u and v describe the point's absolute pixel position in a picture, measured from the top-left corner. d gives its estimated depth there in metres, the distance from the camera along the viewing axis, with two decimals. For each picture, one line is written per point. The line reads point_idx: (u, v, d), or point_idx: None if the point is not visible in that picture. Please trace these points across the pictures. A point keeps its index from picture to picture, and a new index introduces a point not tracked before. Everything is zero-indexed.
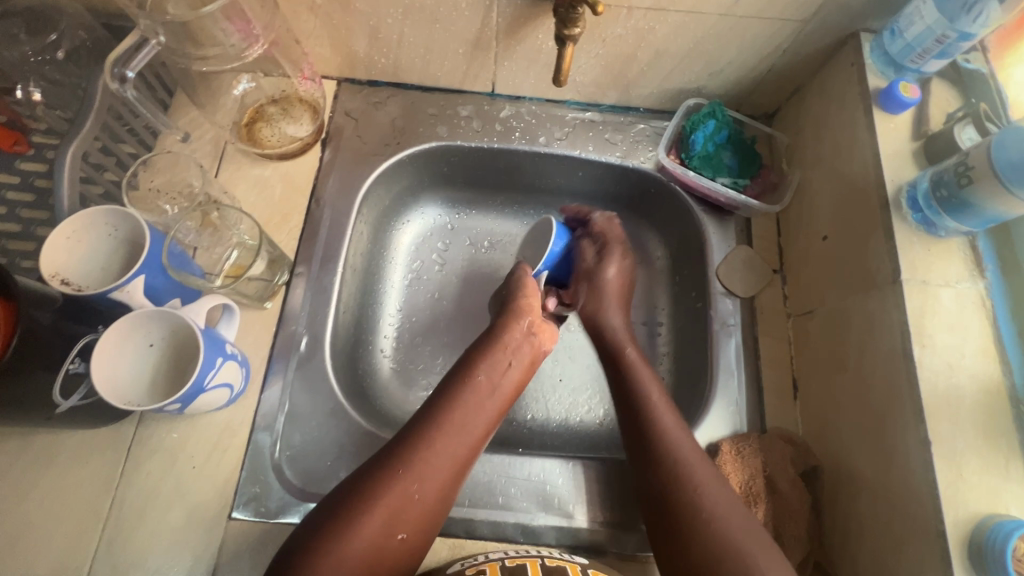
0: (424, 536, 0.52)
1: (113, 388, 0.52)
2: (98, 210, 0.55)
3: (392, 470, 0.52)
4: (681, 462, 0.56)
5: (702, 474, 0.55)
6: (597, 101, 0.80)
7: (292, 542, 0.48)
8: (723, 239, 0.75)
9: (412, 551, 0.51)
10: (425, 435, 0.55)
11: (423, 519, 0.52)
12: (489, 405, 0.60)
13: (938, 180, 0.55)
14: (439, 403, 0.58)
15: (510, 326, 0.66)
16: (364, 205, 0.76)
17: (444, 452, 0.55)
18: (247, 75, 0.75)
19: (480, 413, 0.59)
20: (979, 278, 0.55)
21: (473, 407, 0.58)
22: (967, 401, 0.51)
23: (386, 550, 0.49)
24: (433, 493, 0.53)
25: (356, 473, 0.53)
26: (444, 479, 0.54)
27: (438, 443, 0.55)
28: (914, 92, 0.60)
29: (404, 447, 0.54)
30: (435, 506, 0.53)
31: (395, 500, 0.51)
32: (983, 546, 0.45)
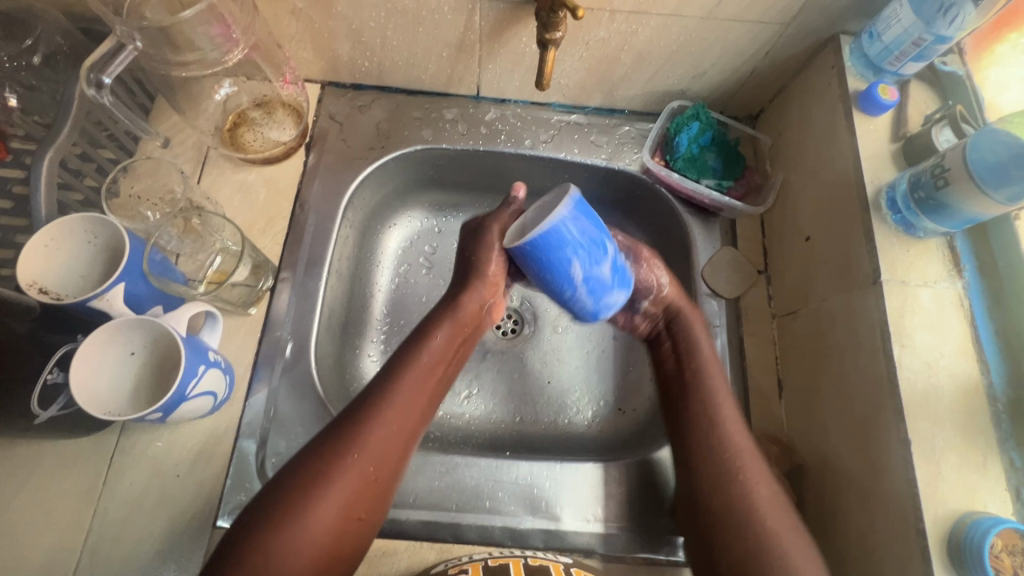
0: (377, 512, 0.52)
1: (92, 399, 0.51)
2: (76, 218, 0.54)
3: (343, 448, 0.51)
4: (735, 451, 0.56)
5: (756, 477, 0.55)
6: (582, 103, 0.80)
7: (241, 526, 0.48)
8: (708, 241, 0.75)
9: (368, 526, 0.52)
10: (375, 411, 0.54)
11: (372, 499, 0.52)
12: (434, 380, 0.59)
13: (916, 181, 0.55)
14: (391, 378, 0.57)
15: (467, 299, 0.63)
16: (350, 209, 0.76)
17: (397, 429, 0.54)
18: (229, 80, 0.74)
19: (429, 386, 0.58)
20: (957, 278, 0.56)
21: (421, 379, 0.58)
22: (946, 400, 0.51)
23: (341, 529, 0.50)
24: (386, 469, 0.53)
25: (302, 453, 0.52)
26: (396, 455, 0.54)
27: (391, 419, 0.54)
28: (892, 94, 0.61)
29: (353, 423, 0.53)
30: (387, 481, 0.53)
31: (344, 484, 0.50)
32: (962, 543, 0.46)
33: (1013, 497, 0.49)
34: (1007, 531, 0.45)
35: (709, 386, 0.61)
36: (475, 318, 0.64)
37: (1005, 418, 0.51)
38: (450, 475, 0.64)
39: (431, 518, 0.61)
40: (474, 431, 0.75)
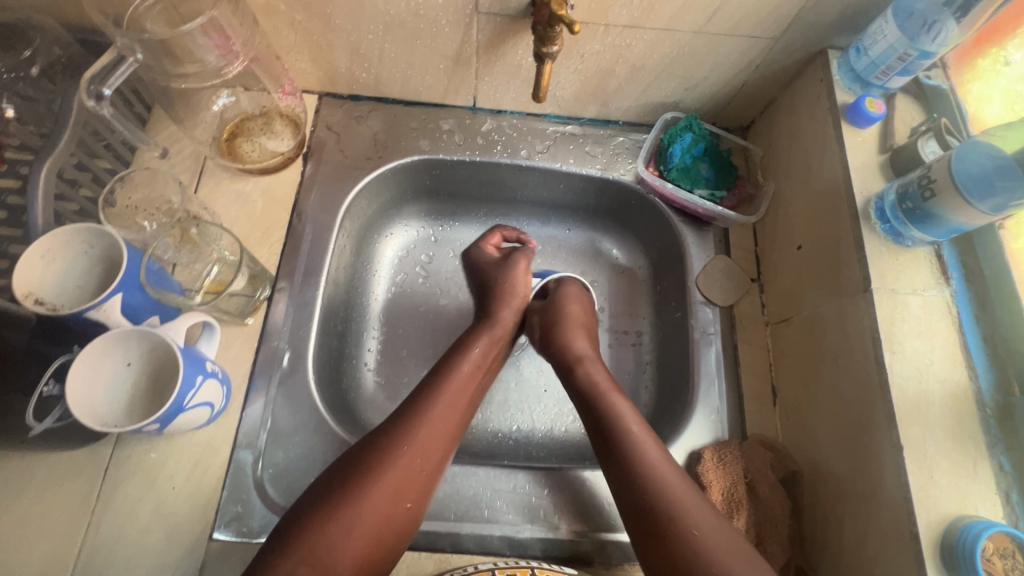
0: (425, 500, 0.53)
1: (88, 409, 0.51)
2: (72, 228, 0.54)
3: (394, 436, 0.54)
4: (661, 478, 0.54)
5: (685, 496, 0.53)
6: (577, 114, 0.81)
7: (296, 515, 0.49)
8: (702, 249, 0.76)
9: (415, 514, 0.52)
10: (422, 405, 0.57)
11: (424, 486, 0.53)
12: (478, 381, 0.62)
13: (903, 192, 0.57)
14: (436, 380, 0.60)
15: (502, 313, 0.69)
16: (347, 219, 0.76)
17: (442, 426, 0.56)
18: (228, 90, 0.74)
19: (472, 388, 0.61)
20: (945, 286, 0.58)
21: (467, 379, 0.61)
22: (936, 405, 0.52)
23: (393, 515, 0.51)
24: (434, 457, 0.55)
25: (356, 446, 0.54)
26: (442, 444, 0.56)
27: (436, 415, 0.57)
28: (879, 107, 0.62)
29: (405, 414, 0.56)
30: (436, 470, 0.55)
31: (400, 471, 0.52)
32: (954, 547, 0.47)
33: (1002, 501, 0.50)
34: (998, 534, 0.46)
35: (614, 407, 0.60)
36: (506, 329, 0.69)
37: (994, 422, 0.52)
38: (448, 484, 0.64)
39: (429, 529, 0.61)
40: (470, 439, 0.75)
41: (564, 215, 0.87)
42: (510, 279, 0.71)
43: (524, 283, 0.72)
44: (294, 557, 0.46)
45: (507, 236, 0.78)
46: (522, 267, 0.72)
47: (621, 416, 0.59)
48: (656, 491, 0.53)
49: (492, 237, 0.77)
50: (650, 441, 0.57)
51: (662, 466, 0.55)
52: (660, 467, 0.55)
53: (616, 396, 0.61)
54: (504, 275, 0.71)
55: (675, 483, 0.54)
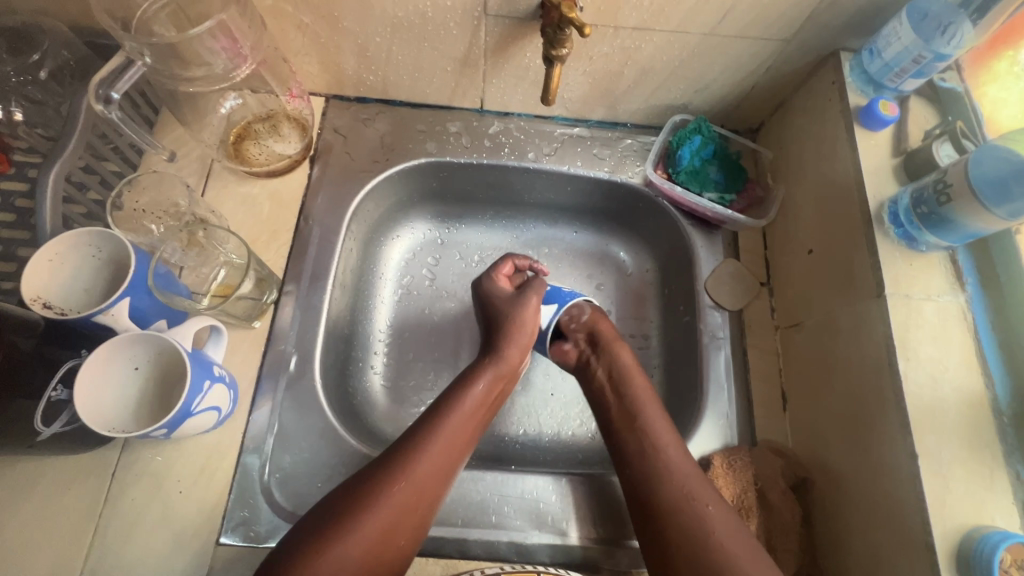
0: (424, 526, 0.53)
1: (95, 414, 0.51)
2: (81, 231, 0.54)
3: (398, 462, 0.54)
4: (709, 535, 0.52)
5: (719, 529, 0.53)
6: (585, 116, 0.80)
7: (287, 550, 0.48)
8: (711, 253, 0.76)
9: (412, 539, 0.53)
10: (421, 444, 0.56)
11: (417, 528, 0.53)
12: (479, 417, 0.61)
13: (918, 196, 0.56)
14: (437, 415, 0.58)
15: (508, 348, 0.67)
16: (354, 221, 0.76)
17: (440, 468, 0.55)
18: (234, 93, 0.74)
19: (473, 426, 0.60)
20: (960, 291, 0.57)
21: (474, 405, 0.61)
22: (951, 413, 0.51)
23: (391, 539, 0.51)
24: (428, 495, 0.54)
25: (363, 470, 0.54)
26: (445, 471, 0.56)
27: (435, 455, 0.55)
28: (892, 110, 0.61)
29: (413, 442, 0.56)
30: (438, 496, 0.55)
31: (393, 513, 0.51)
32: (971, 558, 0.46)
33: (1019, 511, 0.49)
34: (1016, 545, 0.45)
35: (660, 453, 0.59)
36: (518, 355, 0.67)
37: (1010, 431, 0.51)
38: (455, 490, 0.64)
39: (436, 534, 0.61)
40: (476, 444, 0.74)
41: (572, 218, 0.86)
42: (517, 315, 0.69)
43: (534, 312, 0.70)
44: None
45: (518, 265, 0.76)
46: (533, 304, 0.70)
47: (641, 449, 0.60)
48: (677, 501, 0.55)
49: (505, 266, 0.74)
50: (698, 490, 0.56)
51: (710, 519, 0.53)
52: (682, 478, 0.57)
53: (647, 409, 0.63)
54: (514, 313, 0.69)
55: (706, 501, 0.55)
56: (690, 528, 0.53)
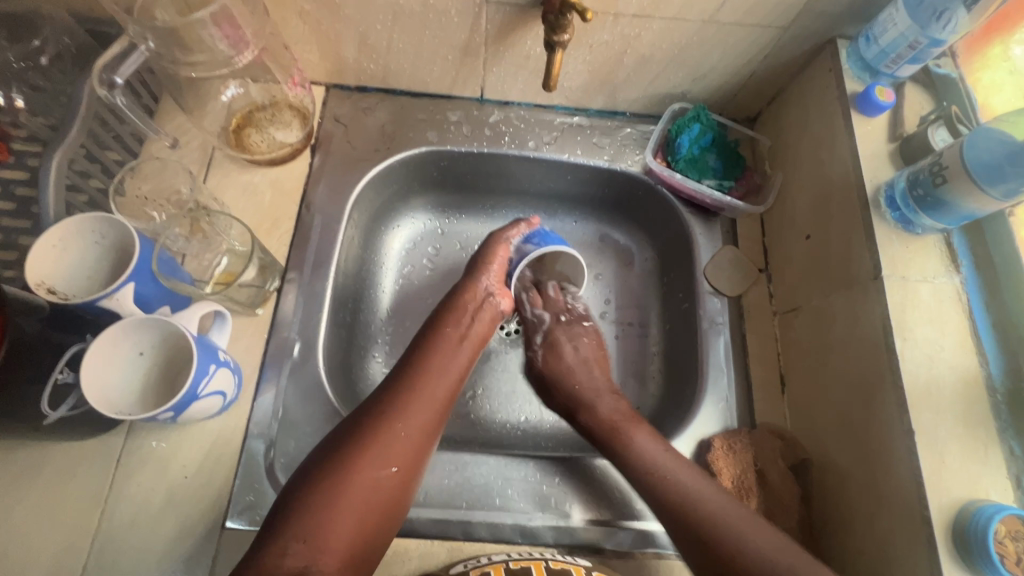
0: (414, 472, 0.54)
1: (102, 397, 0.51)
2: (84, 217, 0.54)
3: (373, 415, 0.55)
4: (679, 484, 0.57)
5: (694, 488, 0.57)
6: (585, 106, 0.81)
7: (287, 495, 0.49)
8: (710, 240, 0.77)
9: (402, 486, 0.53)
10: (403, 379, 0.58)
11: (411, 453, 0.54)
12: (460, 351, 0.64)
13: (914, 180, 0.57)
14: (415, 354, 0.62)
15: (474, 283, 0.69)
16: (355, 210, 0.76)
17: (425, 396, 0.58)
18: (236, 81, 0.72)
19: (455, 359, 0.63)
20: (955, 273, 0.58)
21: (448, 357, 0.62)
22: (947, 390, 0.52)
23: (381, 484, 0.51)
24: (418, 424, 0.56)
25: (335, 430, 0.54)
26: (426, 418, 0.57)
27: (419, 384, 0.58)
28: (889, 95, 0.62)
29: (386, 396, 0.57)
30: (421, 441, 0.55)
31: (383, 440, 0.53)
32: (967, 531, 0.47)
33: (1014, 485, 0.50)
34: (1010, 517, 0.46)
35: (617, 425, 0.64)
36: (483, 300, 0.69)
37: (1004, 408, 0.52)
38: (459, 473, 0.64)
39: (440, 517, 0.61)
40: (478, 431, 0.75)
41: (571, 207, 0.87)
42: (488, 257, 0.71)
43: (502, 262, 0.71)
44: (283, 536, 0.46)
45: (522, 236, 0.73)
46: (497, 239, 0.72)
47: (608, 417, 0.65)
48: (701, 516, 0.54)
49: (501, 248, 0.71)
50: (651, 446, 0.61)
51: (677, 472, 0.58)
52: (699, 497, 0.56)
53: (634, 427, 0.63)
54: (484, 253, 0.71)
55: (691, 485, 0.57)
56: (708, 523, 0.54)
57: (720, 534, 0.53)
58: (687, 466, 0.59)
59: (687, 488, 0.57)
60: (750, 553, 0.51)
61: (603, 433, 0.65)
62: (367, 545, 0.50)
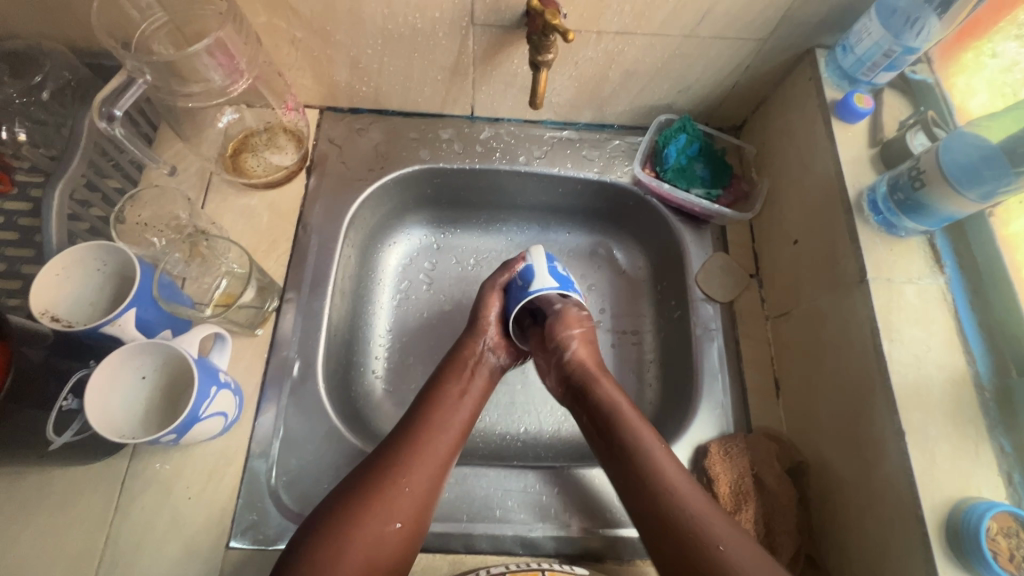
0: (419, 527, 0.54)
1: (106, 422, 0.52)
2: (87, 246, 0.55)
3: (379, 472, 0.55)
4: (678, 493, 0.53)
5: (696, 502, 0.53)
6: (573, 120, 0.83)
7: (294, 548, 0.50)
8: (700, 247, 0.78)
9: (408, 541, 0.53)
10: (410, 437, 0.58)
11: (417, 511, 0.54)
12: (464, 408, 0.63)
13: (894, 183, 0.58)
14: (419, 410, 0.62)
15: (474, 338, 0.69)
16: (351, 229, 0.77)
17: (430, 456, 0.57)
18: (232, 107, 0.76)
19: (459, 416, 0.62)
20: (939, 274, 0.59)
21: (451, 412, 0.62)
22: (935, 389, 0.53)
23: (386, 541, 0.52)
24: (425, 484, 0.56)
25: (338, 488, 0.54)
26: (428, 475, 0.56)
27: (425, 442, 0.58)
28: (867, 102, 0.64)
29: (390, 452, 0.57)
30: (425, 497, 0.55)
31: (388, 500, 0.53)
32: (959, 529, 0.48)
33: (1004, 482, 0.50)
34: (1001, 514, 0.47)
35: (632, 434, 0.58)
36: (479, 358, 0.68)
37: (992, 404, 0.53)
38: (459, 486, 0.65)
39: (442, 530, 0.62)
40: (478, 443, 0.76)
41: (564, 219, 0.89)
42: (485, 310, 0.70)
43: (498, 312, 0.71)
44: None
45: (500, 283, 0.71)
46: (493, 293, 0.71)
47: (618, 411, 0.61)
48: (686, 525, 0.51)
49: (491, 301, 0.70)
50: (666, 457, 0.56)
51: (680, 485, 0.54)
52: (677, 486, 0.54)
53: (647, 432, 0.59)
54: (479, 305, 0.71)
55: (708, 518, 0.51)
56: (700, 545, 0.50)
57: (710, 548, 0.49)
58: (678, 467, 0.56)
59: (696, 504, 0.52)
60: (728, 560, 0.48)
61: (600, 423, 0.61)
62: None
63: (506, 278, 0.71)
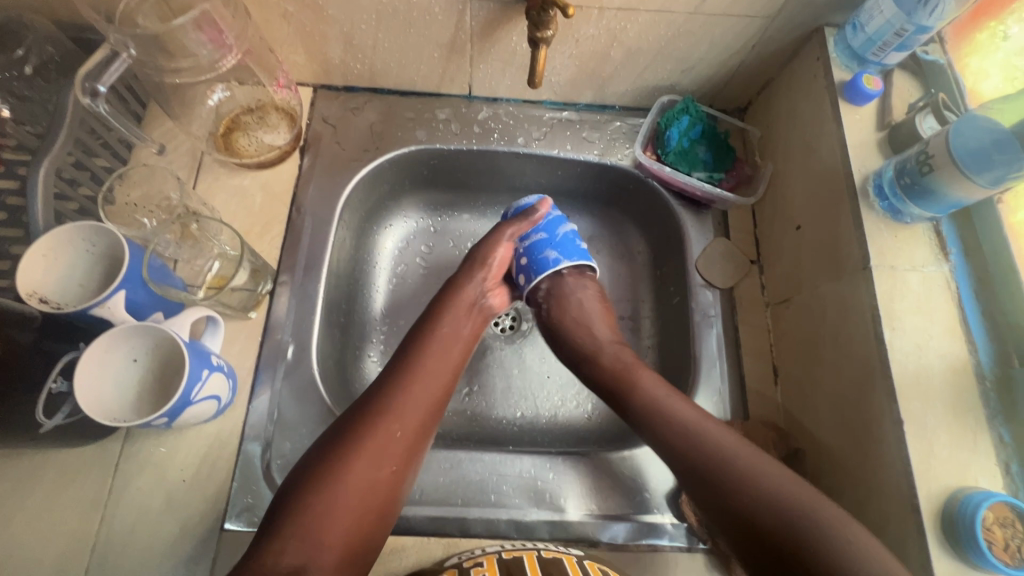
0: (409, 469, 0.54)
1: (97, 405, 0.52)
2: (75, 227, 0.54)
3: (369, 415, 0.54)
4: (704, 437, 0.56)
5: (727, 443, 0.55)
6: (573, 100, 0.81)
7: (283, 495, 0.49)
8: (701, 232, 0.77)
9: (397, 485, 0.53)
10: (398, 381, 0.58)
11: (408, 452, 0.54)
12: (454, 351, 0.64)
13: (901, 168, 0.57)
14: (408, 354, 0.61)
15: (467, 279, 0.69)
16: (346, 211, 0.76)
17: (421, 399, 0.57)
18: (222, 85, 0.73)
19: (450, 359, 0.62)
20: (944, 261, 0.58)
21: (441, 357, 0.62)
22: (936, 378, 0.53)
23: (379, 483, 0.51)
24: (416, 426, 0.55)
25: (328, 432, 0.53)
26: (419, 418, 0.56)
27: (415, 386, 0.58)
28: (876, 83, 0.62)
29: (378, 396, 0.56)
30: (416, 440, 0.55)
31: (378, 441, 0.53)
32: (955, 518, 0.47)
33: (1003, 472, 0.50)
34: (997, 504, 0.47)
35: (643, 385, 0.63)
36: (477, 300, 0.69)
37: (993, 394, 0.52)
38: (455, 470, 0.65)
39: (437, 514, 0.62)
40: (474, 427, 0.76)
41: (563, 202, 0.87)
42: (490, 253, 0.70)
43: (502, 259, 0.71)
44: (282, 536, 0.46)
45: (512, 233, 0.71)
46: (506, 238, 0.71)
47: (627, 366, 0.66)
48: (718, 463, 0.53)
49: (503, 248, 0.71)
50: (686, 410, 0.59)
51: (702, 425, 0.57)
52: (708, 438, 0.56)
53: (646, 376, 0.64)
54: (486, 244, 0.71)
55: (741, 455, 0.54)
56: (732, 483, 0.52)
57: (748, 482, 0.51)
58: (711, 422, 0.58)
59: (726, 446, 0.55)
60: (773, 497, 0.50)
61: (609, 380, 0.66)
62: (364, 547, 0.50)
63: (518, 227, 0.71)
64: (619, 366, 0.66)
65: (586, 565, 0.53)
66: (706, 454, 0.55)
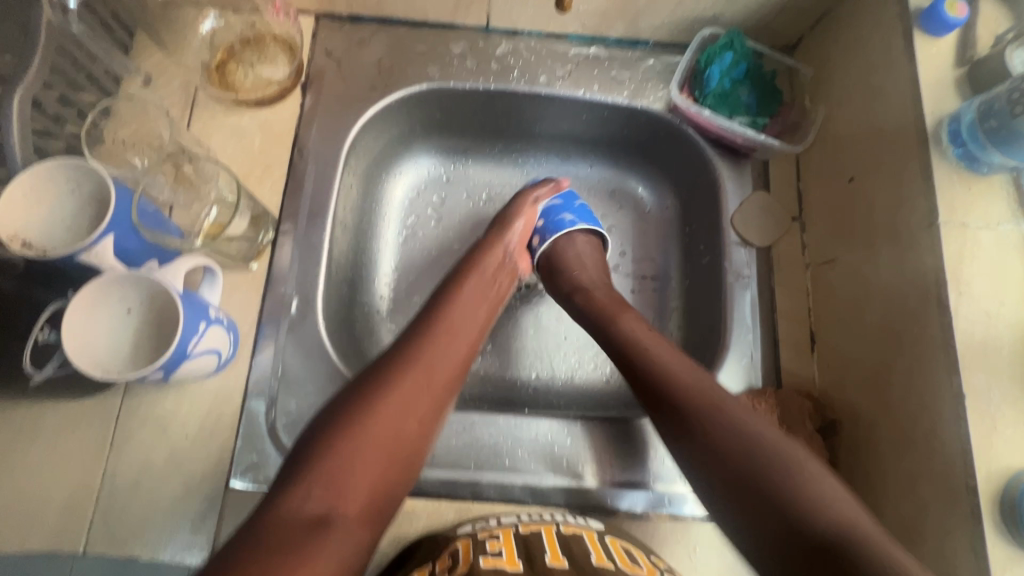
0: (435, 423, 0.50)
1: (89, 359, 0.48)
2: (54, 163, 0.50)
3: (397, 364, 0.51)
4: (713, 403, 0.50)
5: (730, 411, 0.49)
6: (603, 34, 0.73)
7: (309, 439, 0.46)
8: (739, 185, 0.70)
9: (423, 440, 0.49)
10: (425, 335, 0.55)
11: (435, 406, 0.51)
12: (482, 306, 0.61)
13: (987, 110, 0.50)
14: (436, 307, 0.58)
15: (500, 241, 0.67)
16: (352, 155, 0.70)
17: (449, 353, 0.54)
18: (214, 11, 0.68)
19: (478, 316, 0.60)
20: (1022, 219, 0.51)
21: (468, 312, 0.59)
22: (1004, 349, 0.47)
23: (404, 434, 0.48)
24: (442, 380, 0.52)
25: (351, 383, 0.50)
26: (447, 373, 0.53)
27: (442, 340, 0.55)
28: (962, 10, 0.54)
29: (405, 348, 0.53)
30: (443, 395, 0.52)
31: (406, 391, 0.49)
32: (1017, 501, 0.43)
33: None
34: None
35: (622, 328, 0.60)
36: (501, 261, 0.66)
37: None
38: (468, 433, 0.62)
39: (449, 478, 0.59)
40: (487, 388, 0.72)
41: (587, 150, 0.80)
42: (518, 215, 0.69)
43: (526, 225, 0.70)
44: (307, 480, 0.43)
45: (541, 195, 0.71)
46: (528, 205, 0.70)
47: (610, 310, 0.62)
48: (715, 427, 0.48)
49: (528, 215, 0.70)
50: (704, 377, 0.52)
51: (694, 387, 0.51)
52: (727, 408, 0.49)
53: (625, 316, 0.61)
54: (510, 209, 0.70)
55: (742, 418, 0.48)
56: (727, 450, 0.46)
57: (734, 448, 0.46)
58: (728, 395, 0.51)
59: (726, 407, 0.49)
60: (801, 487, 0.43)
61: (595, 314, 0.63)
62: (386, 502, 0.46)
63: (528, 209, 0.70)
64: (608, 299, 0.64)
65: (607, 546, 0.50)
66: (697, 415, 0.49)
